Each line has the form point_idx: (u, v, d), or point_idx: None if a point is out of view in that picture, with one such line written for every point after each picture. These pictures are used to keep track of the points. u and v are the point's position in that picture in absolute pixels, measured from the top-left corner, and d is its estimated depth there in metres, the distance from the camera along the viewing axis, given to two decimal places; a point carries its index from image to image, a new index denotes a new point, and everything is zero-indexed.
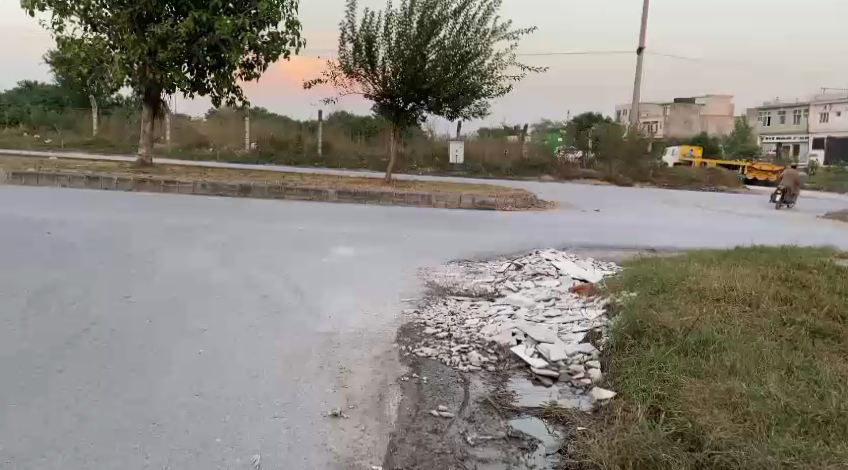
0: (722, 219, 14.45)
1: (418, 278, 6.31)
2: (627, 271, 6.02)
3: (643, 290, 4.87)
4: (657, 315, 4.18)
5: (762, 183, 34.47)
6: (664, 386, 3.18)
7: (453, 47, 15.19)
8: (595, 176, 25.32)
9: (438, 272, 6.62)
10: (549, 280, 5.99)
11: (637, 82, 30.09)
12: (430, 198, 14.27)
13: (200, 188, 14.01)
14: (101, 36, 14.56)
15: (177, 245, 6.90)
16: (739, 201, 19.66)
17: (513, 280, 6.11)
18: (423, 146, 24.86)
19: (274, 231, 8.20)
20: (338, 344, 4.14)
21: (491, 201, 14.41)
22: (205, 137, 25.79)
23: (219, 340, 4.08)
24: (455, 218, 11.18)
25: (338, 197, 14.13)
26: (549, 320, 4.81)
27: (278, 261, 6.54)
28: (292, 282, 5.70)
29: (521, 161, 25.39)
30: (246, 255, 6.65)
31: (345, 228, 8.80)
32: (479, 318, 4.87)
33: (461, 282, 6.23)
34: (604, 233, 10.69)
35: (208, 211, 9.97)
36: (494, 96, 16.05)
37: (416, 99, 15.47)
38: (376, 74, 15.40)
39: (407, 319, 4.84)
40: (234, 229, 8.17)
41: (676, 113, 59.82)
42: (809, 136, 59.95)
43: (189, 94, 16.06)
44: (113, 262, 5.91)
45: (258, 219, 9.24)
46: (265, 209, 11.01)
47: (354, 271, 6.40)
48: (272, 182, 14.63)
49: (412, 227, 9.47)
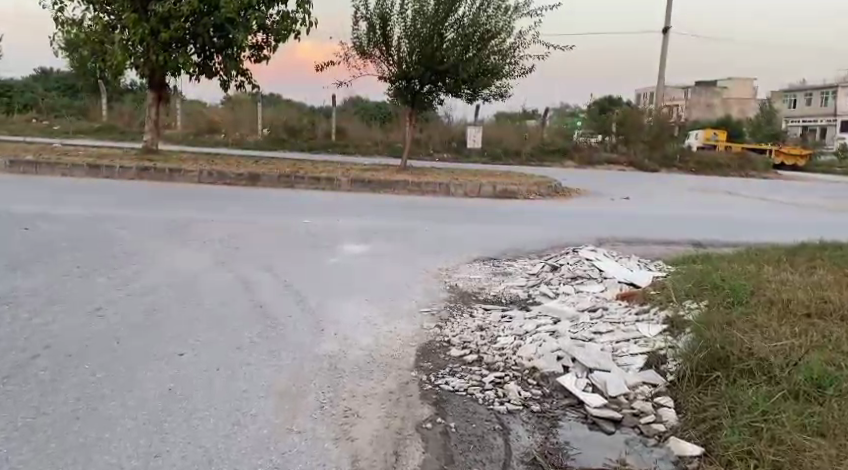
0: (763, 209, 13.45)
1: (439, 280, 5.53)
2: (684, 274, 5.16)
3: (712, 301, 4.03)
4: (741, 338, 3.35)
5: (790, 169, 33.14)
6: (779, 452, 2.38)
7: (472, 25, 14.26)
8: (618, 162, 24.29)
9: (461, 273, 5.82)
10: (592, 286, 5.17)
11: (662, 63, 28.86)
12: (449, 188, 13.39)
13: (205, 176, 13.30)
14: (102, 15, 13.79)
15: (169, 243, 6.17)
16: (774, 188, 18.61)
17: (549, 284, 5.30)
18: (439, 131, 24.10)
19: (281, 225, 7.46)
20: (345, 372, 3.36)
21: (513, 190, 13.54)
22: (216, 124, 25.17)
23: (198, 367, 3.30)
24: (476, 210, 10.37)
25: (350, 186, 13.35)
26: (598, 338, 4.00)
27: (281, 261, 5.75)
28: (294, 288, 4.93)
29: (541, 146, 24.45)
30: (243, 255, 5.88)
31: (356, 222, 8.01)
32: (514, 335, 4.06)
33: (488, 286, 5.43)
34: (639, 227, 9.79)
35: (207, 203, 9.24)
36: (516, 77, 15.12)
37: (434, 81, 14.59)
38: (391, 54, 14.53)
39: (427, 336, 4.04)
40: (237, 223, 7.44)
41: (698, 96, 58.28)
42: (836, 119, 58.04)
43: (195, 77, 15.33)
44: (93, 265, 5.18)
45: (261, 212, 8.47)
46: (273, 200, 10.29)
47: (367, 273, 5.60)
48: (282, 170, 13.87)
49: (429, 221, 8.66)
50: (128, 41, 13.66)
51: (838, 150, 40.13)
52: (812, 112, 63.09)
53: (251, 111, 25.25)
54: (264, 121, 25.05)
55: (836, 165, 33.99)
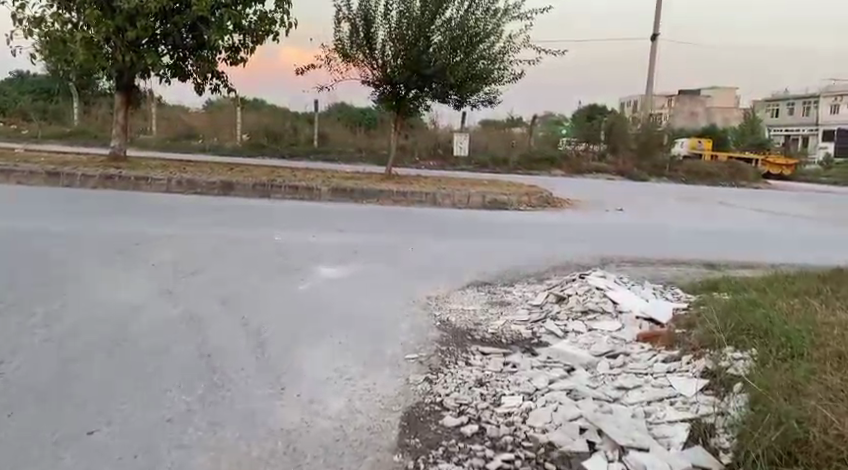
0: (764, 220, 12.82)
1: (427, 313, 4.75)
2: (712, 309, 4.43)
3: (764, 352, 3.29)
4: (824, 412, 2.58)
5: (777, 178, 32.83)
6: None
7: (460, 28, 13.55)
8: (607, 170, 23.71)
9: (454, 304, 5.04)
10: (606, 322, 4.41)
11: (650, 71, 28.38)
12: (435, 197, 12.62)
13: (175, 185, 12.42)
14: (63, 12, 12.83)
15: (116, 266, 5.36)
16: (767, 198, 18.13)
17: (556, 320, 4.53)
18: (425, 137, 23.43)
19: (251, 242, 6.66)
20: (305, 458, 2.57)
21: (504, 200, 12.78)
22: (194, 130, 24.26)
23: (110, 452, 2.51)
24: (466, 223, 9.60)
25: (330, 195, 12.56)
26: (625, 399, 3.22)
27: (242, 289, 4.94)
28: (253, 327, 4.12)
29: (529, 153, 23.85)
30: (200, 282, 5.07)
31: (334, 238, 7.21)
32: (522, 394, 3.27)
33: (485, 322, 4.66)
34: (641, 241, 9.10)
35: (172, 216, 8.38)
36: (506, 82, 14.42)
37: (420, 86, 13.77)
38: (374, 57, 13.77)
39: (414, 397, 3.24)
40: (201, 240, 6.62)
41: (683, 104, 58.31)
42: (819, 128, 58.24)
43: (167, 79, 14.48)
44: (14, 297, 4.35)
45: (229, 227, 7.63)
46: (247, 211, 9.49)
47: (343, 303, 4.79)
48: (258, 178, 13.02)
49: (415, 236, 7.87)
50: (92, 39, 12.75)
51: (822, 159, 40.06)
52: (795, 121, 63.35)
53: (231, 115, 24.38)
54: (245, 126, 24.18)
55: (823, 175, 33.71)
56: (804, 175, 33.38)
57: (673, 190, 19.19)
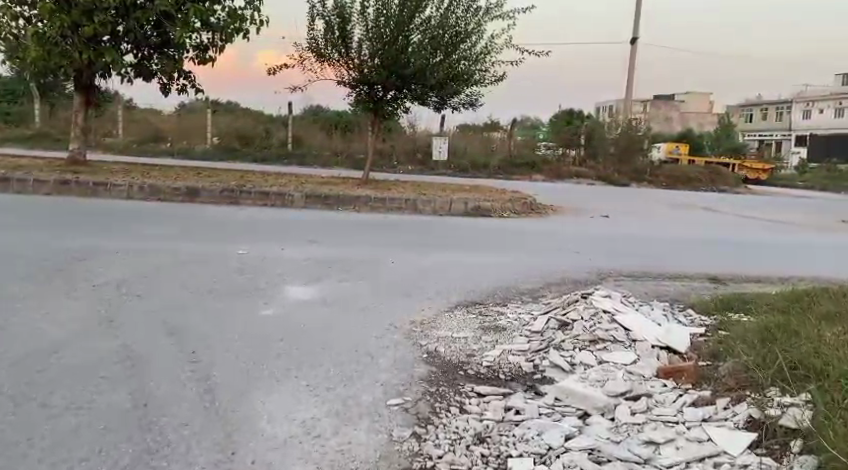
0: (755, 228, 12.41)
1: (411, 342, 4.10)
2: (740, 340, 3.86)
3: (825, 399, 2.72)
4: None
5: (754, 183, 32.82)
6: None
7: (439, 27, 12.99)
8: (588, 175, 23.31)
9: (441, 330, 4.39)
10: (619, 353, 3.80)
11: (629, 74, 28.15)
12: (415, 203, 11.98)
13: (136, 190, 11.61)
14: (14, 5, 11.95)
15: (50, 286, 4.63)
16: (749, 203, 17.86)
17: (561, 350, 3.91)
18: (403, 141, 22.82)
19: (213, 257, 5.96)
20: None
21: (487, 207, 12.16)
22: (162, 133, 23.33)
23: None
24: (448, 232, 8.98)
25: (303, 201, 11.85)
26: (660, 460, 2.61)
27: (195, 317, 4.23)
28: (204, 367, 3.43)
29: (508, 158, 23.40)
30: (147, 307, 4.36)
31: (307, 252, 6.54)
32: (532, 456, 2.65)
33: (478, 353, 4.02)
34: (634, 251, 8.57)
35: (126, 226, 7.62)
36: (488, 85, 13.89)
37: (399, 87, 13.11)
38: (350, 57, 13.10)
39: (399, 462, 2.60)
40: (156, 254, 5.91)
41: (658, 109, 58.60)
42: (792, 133, 58.91)
43: (129, 78, 13.69)
44: None
45: (189, 239, 6.89)
46: (212, 220, 8.79)
47: (314, 333, 4.12)
48: (226, 184, 12.27)
49: (394, 249, 7.21)
50: (45, 34, 11.89)
51: (796, 163, 40.34)
52: (767, 126, 64.06)
53: (201, 118, 23.49)
54: (216, 129, 23.32)
55: (799, 180, 33.77)
56: (780, 180, 33.46)
57: (657, 196, 18.82)
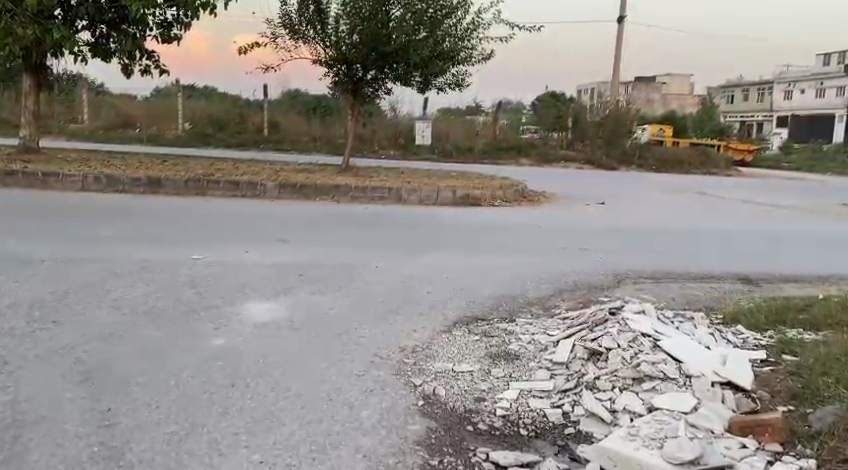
0: (763, 215, 11.60)
1: (402, 382, 3.18)
2: (828, 377, 3.03)
3: None
4: None
5: (739, 165, 32.19)
6: None
7: (422, 1, 11.84)
8: (575, 160, 22.44)
9: (439, 362, 3.47)
10: (673, 396, 2.93)
11: (616, 54, 27.31)
12: (399, 193, 10.96)
13: (91, 182, 10.48)
14: None
15: None
16: (743, 187, 17.13)
17: (597, 392, 3.03)
18: (383, 126, 21.78)
19: (163, 265, 4.98)
20: None
21: (477, 195, 11.20)
22: (130, 117, 22.05)
23: None
24: (436, 227, 8.03)
25: (276, 192, 10.80)
26: None
27: (122, 353, 3.25)
28: (118, 438, 2.47)
29: (494, 142, 22.45)
30: (61, 339, 3.37)
31: (277, 257, 5.58)
32: None
33: (488, 395, 3.11)
34: (644, 247, 7.70)
35: (68, 226, 6.59)
36: (474, 63, 12.95)
37: (379, 66, 12.11)
38: (326, 35, 12.02)
39: None
40: (92, 262, 4.91)
41: (641, 91, 57.81)
42: (773, 114, 58.65)
43: (85, 58, 12.51)
44: None
45: (137, 242, 5.89)
46: (173, 215, 7.79)
47: (276, 372, 3.18)
48: (192, 173, 11.20)
49: (379, 250, 6.27)
50: None
51: (780, 144, 39.93)
52: (749, 107, 63.76)
53: (172, 103, 22.22)
54: (188, 112, 22.09)
55: (785, 162, 33.15)
56: (765, 162, 32.89)
57: (649, 180, 18.00)
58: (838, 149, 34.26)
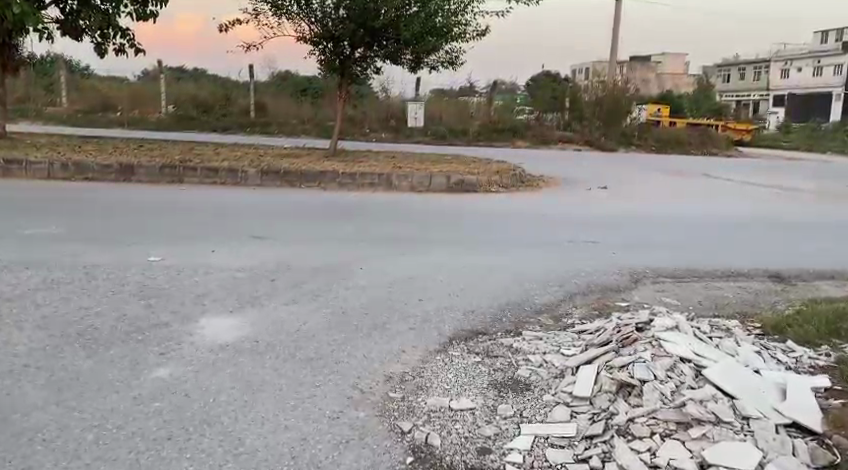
0: (774, 199, 10.95)
1: (387, 429, 2.53)
2: None
3: None
4: None
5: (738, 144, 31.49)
6: None
7: None
8: (573, 141, 21.71)
9: (433, 397, 2.81)
10: (732, 447, 2.30)
11: (614, 32, 26.46)
12: (390, 179, 10.26)
13: (57, 170, 9.73)
14: None
15: None
16: (746, 169, 16.52)
17: (634, 441, 2.39)
18: (373, 108, 21.03)
19: (111, 271, 4.29)
20: None
21: (474, 181, 10.50)
22: (111, 99, 21.11)
23: None
24: (429, 220, 7.37)
25: (259, 179, 10.06)
26: None
27: (33, 394, 2.58)
28: None
29: (488, 124, 21.71)
30: None
31: (248, 257, 4.90)
32: None
33: (496, 445, 2.47)
34: (656, 238, 7.06)
35: (19, 222, 5.88)
36: (469, 39, 12.20)
37: (368, 43, 11.36)
38: (311, 10, 11.18)
39: None
40: (27, 269, 4.22)
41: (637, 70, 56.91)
42: (770, 92, 57.85)
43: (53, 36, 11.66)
44: None
45: (90, 241, 5.20)
46: (140, 207, 7.09)
47: (228, 418, 2.52)
48: (168, 159, 10.48)
49: (366, 246, 5.61)
50: None
51: (778, 124, 39.21)
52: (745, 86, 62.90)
53: (154, 85, 21.31)
54: (171, 94, 21.17)
55: (785, 141, 32.43)
56: (764, 142, 32.19)
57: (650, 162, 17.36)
58: (838, 128, 33.56)
